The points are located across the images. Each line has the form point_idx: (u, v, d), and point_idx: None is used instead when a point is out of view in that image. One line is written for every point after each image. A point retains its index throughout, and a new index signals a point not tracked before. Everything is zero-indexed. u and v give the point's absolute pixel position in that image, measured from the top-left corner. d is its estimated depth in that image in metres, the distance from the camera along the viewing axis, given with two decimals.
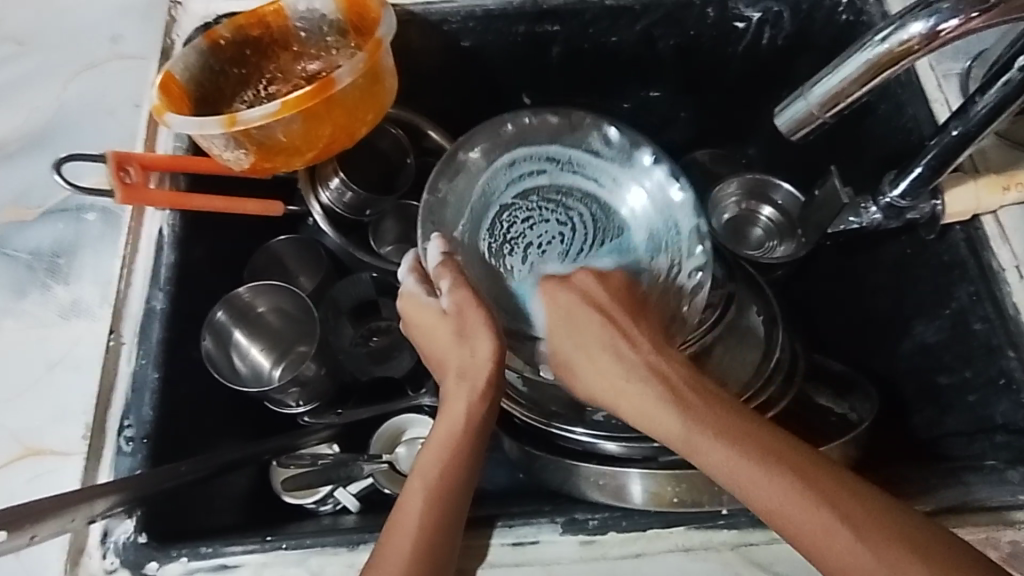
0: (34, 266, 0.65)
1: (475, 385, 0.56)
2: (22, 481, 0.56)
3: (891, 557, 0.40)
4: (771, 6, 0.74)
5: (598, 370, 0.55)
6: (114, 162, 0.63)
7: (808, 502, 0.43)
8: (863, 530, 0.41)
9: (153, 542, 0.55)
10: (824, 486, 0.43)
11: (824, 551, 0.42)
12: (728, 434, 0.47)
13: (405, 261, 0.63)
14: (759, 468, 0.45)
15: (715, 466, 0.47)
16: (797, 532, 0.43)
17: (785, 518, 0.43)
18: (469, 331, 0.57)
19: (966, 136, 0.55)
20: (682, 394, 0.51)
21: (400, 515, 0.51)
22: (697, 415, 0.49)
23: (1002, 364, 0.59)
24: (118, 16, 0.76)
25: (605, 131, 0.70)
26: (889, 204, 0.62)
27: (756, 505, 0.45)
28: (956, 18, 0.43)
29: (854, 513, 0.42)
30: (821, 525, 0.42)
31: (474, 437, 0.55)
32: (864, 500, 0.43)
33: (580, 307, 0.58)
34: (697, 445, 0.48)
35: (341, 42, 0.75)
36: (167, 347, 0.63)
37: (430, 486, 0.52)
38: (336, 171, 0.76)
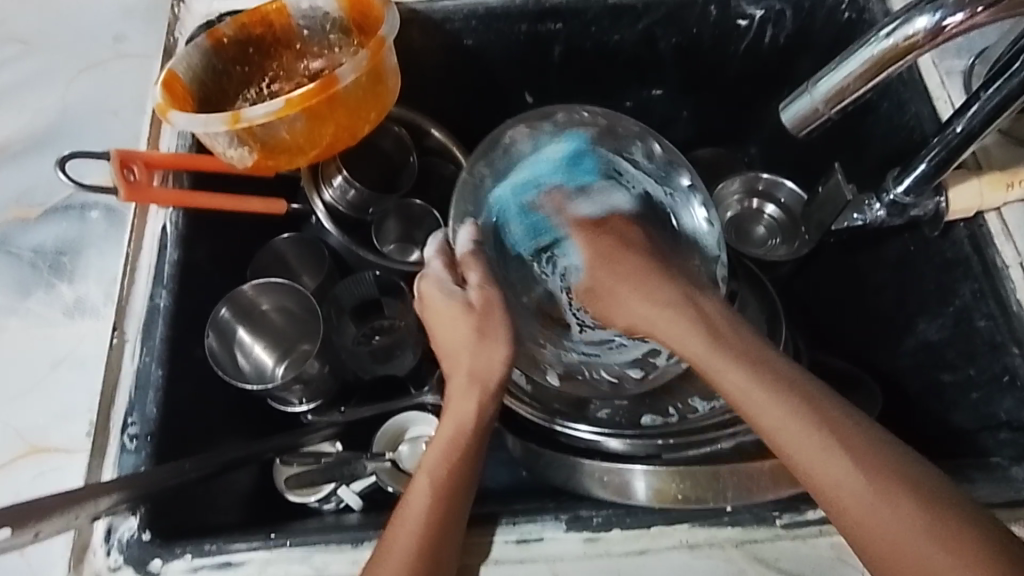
0: (38, 265, 0.66)
1: (486, 386, 0.56)
2: (27, 479, 0.57)
3: (877, 483, 0.43)
4: (773, 5, 0.74)
5: (631, 302, 0.57)
6: (119, 161, 0.63)
7: (818, 436, 0.45)
8: (867, 464, 0.44)
9: (157, 540, 0.55)
10: (838, 427, 0.46)
11: (814, 467, 0.45)
12: (745, 360, 0.50)
13: (432, 244, 0.63)
14: (780, 399, 0.47)
15: (731, 390, 0.49)
16: (802, 458, 0.45)
17: (794, 445, 0.46)
18: (489, 332, 0.57)
19: (969, 133, 0.55)
20: (712, 325, 0.53)
21: (405, 510, 0.51)
22: (723, 344, 0.51)
23: (1006, 361, 0.59)
24: (122, 16, 0.76)
25: (651, 146, 0.67)
26: (892, 201, 0.61)
27: (758, 424, 0.48)
28: (961, 12, 0.43)
29: (852, 443, 0.45)
30: (818, 446, 0.45)
31: (480, 437, 0.55)
32: (866, 434, 0.45)
33: (618, 249, 0.60)
34: (716, 369, 0.50)
35: (343, 40, 0.75)
36: (171, 345, 0.62)
37: (436, 485, 0.52)
38: (339, 170, 0.77)
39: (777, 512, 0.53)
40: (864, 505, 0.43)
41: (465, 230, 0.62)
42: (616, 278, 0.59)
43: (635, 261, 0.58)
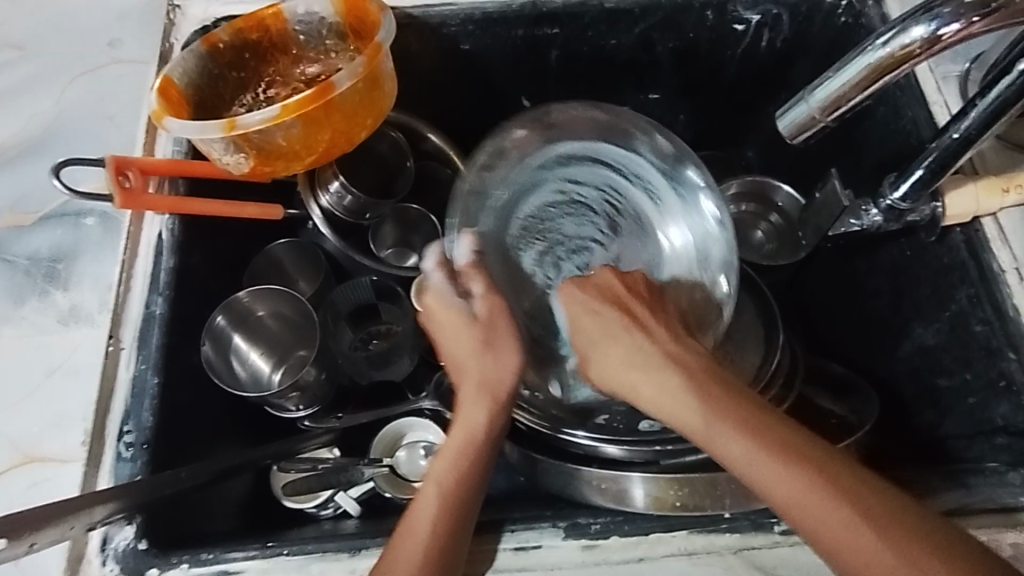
0: (33, 272, 0.65)
1: (495, 395, 0.57)
2: (22, 488, 0.56)
3: (912, 556, 0.41)
4: (770, 9, 0.74)
5: (616, 365, 0.57)
6: (114, 166, 0.63)
7: (839, 512, 0.43)
8: (896, 543, 0.42)
9: (153, 549, 0.54)
10: (855, 497, 0.44)
11: (843, 547, 0.43)
12: (746, 427, 0.48)
13: (428, 251, 0.63)
14: (789, 477, 0.45)
15: (733, 460, 0.48)
16: (826, 538, 0.43)
17: (811, 523, 0.44)
18: (496, 341, 0.59)
19: (966, 139, 0.55)
20: (707, 389, 0.51)
21: (412, 522, 0.51)
22: (720, 413, 0.50)
23: (1002, 366, 0.59)
24: (117, 20, 0.76)
25: (656, 140, 0.69)
26: (890, 206, 0.62)
27: (771, 500, 0.46)
28: (957, 22, 0.43)
29: (876, 515, 0.43)
30: (841, 520, 0.43)
31: (489, 445, 0.56)
32: (887, 502, 0.43)
33: (603, 308, 0.60)
34: (716, 440, 0.49)
35: (340, 45, 0.75)
36: (167, 352, 0.62)
37: (444, 494, 0.52)
38: (336, 175, 0.77)
39: (774, 519, 0.53)
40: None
41: (465, 241, 0.64)
42: (606, 339, 0.58)
43: (620, 321, 0.58)
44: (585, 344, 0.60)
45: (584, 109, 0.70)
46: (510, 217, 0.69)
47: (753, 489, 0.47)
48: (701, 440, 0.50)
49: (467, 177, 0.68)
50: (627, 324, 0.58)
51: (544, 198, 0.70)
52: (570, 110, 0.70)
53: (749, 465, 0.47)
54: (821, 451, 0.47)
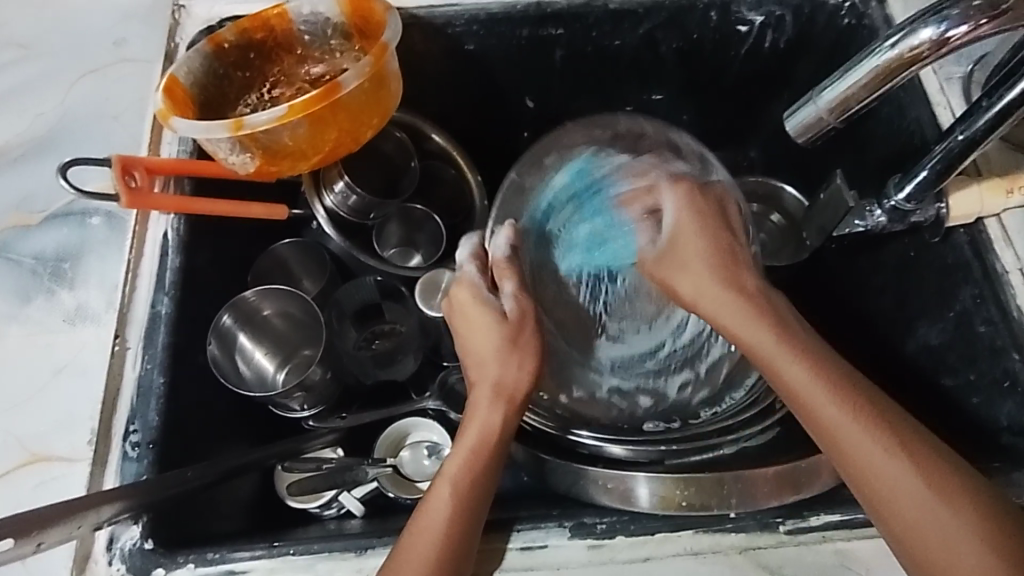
0: (39, 272, 0.65)
1: (512, 398, 0.56)
2: (28, 487, 0.56)
3: (934, 486, 0.48)
4: (773, 10, 0.75)
5: (695, 275, 0.57)
6: (119, 166, 0.63)
7: (884, 442, 0.49)
8: (923, 470, 0.48)
9: (160, 548, 0.54)
10: (898, 430, 0.50)
11: (872, 471, 0.49)
12: (809, 358, 0.52)
13: (466, 245, 0.63)
14: (847, 409, 0.50)
15: (793, 383, 0.52)
16: (865, 460, 0.49)
17: (854, 447, 0.49)
18: (519, 344, 0.57)
19: (971, 140, 0.55)
20: (784, 322, 0.54)
21: (425, 515, 0.52)
22: (795, 342, 0.53)
23: (1007, 365, 0.60)
24: (121, 20, 0.76)
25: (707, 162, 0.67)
26: (894, 207, 0.62)
27: (815, 422, 0.51)
28: (965, 24, 0.43)
29: (911, 449, 0.49)
30: (879, 447, 0.49)
31: (501, 448, 0.55)
32: (921, 439, 0.49)
33: (708, 220, 0.59)
34: (779, 364, 0.52)
35: (344, 45, 0.75)
36: (173, 351, 0.62)
37: (457, 494, 0.52)
38: (341, 175, 0.77)
39: (780, 518, 0.54)
40: (919, 507, 0.47)
41: (504, 232, 0.61)
42: (690, 255, 0.58)
43: (719, 240, 0.58)
44: (670, 247, 0.59)
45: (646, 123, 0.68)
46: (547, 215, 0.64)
47: (797, 410, 0.52)
48: (766, 363, 0.53)
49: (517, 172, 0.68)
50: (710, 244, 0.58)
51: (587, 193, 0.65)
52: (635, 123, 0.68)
53: (808, 387, 0.51)
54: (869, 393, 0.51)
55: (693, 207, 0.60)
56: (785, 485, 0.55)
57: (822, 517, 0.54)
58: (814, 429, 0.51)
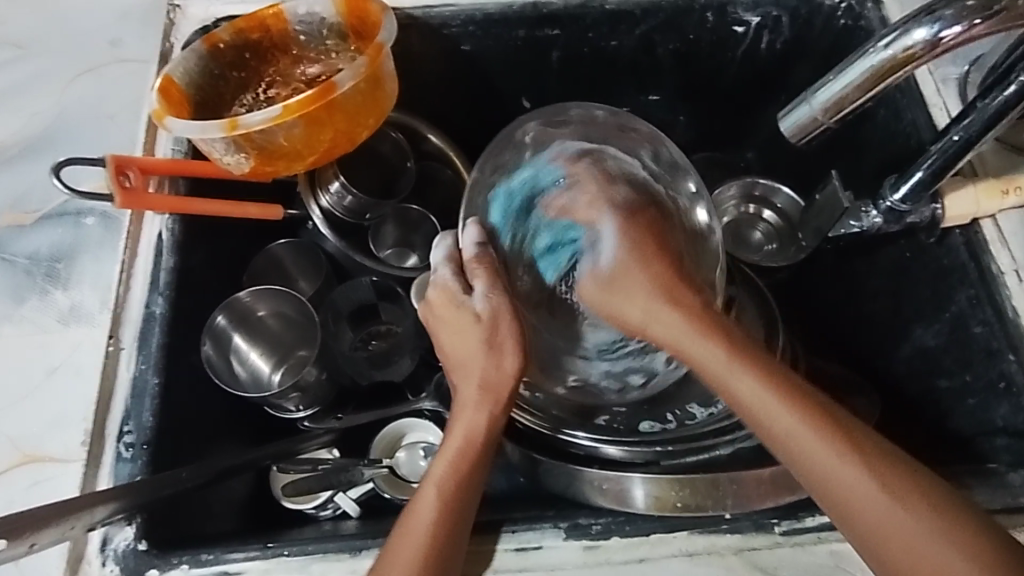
0: (33, 272, 0.65)
1: (495, 395, 0.56)
2: (21, 488, 0.56)
3: (897, 492, 0.46)
4: (770, 11, 0.75)
5: (638, 300, 0.56)
6: (113, 166, 0.62)
7: (844, 453, 0.47)
8: (886, 478, 0.46)
9: (154, 549, 0.54)
10: (857, 439, 0.48)
11: (831, 483, 0.47)
12: (759, 372, 0.51)
13: (440, 246, 0.61)
14: (804, 424, 0.48)
15: (743, 398, 0.50)
16: (821, 473, 0.47)
17: (808, 458, 0.48)
18: (499, 344, 0.57)
19: (967, 141, 0.55)
20: (733, 338, 0.53)
21: (411, 518, 0.51)
22: (745, 360, 0.51)
23: (1003, 367, 0.60)
24: (118, 20, 0.76)
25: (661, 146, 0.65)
26: (890, 208, 0.62)
27: (767, 435, 0.49)
28: (958, 25, 0.43)
29: (869, 457, 0.47)
30: (835, 459, 0.47)
31: (489, 447, 0.55)
32: (878, 446, 0.48)
33: (644, 238, 0.58)
34: (728, 378, 0.51)
35: (340, 45, 0.75)
36: (167, 352, 0.62)
37: (444, 495, 0.52)
38: (336, 175, 0.77)
39: (775, 519, 0.54)
40: (881, 515, 0.46)
41: (472, 228, 0.60)
42: (635, 279, 0.57)
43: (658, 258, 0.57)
44: (611, 273, 0.58)
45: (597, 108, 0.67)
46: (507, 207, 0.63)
47: (749, 423, 0.51)
48: (714, 379, 0.52)
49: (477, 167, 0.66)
50: (652, 267, 0.57)
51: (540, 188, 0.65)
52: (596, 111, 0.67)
53: (757, 401, 0.50)
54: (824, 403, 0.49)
55: (634, 230, 0.59)
56: (782, 486, 0.56)
57: (818, 517, 0.54)
58: (766, 441, 0.50)
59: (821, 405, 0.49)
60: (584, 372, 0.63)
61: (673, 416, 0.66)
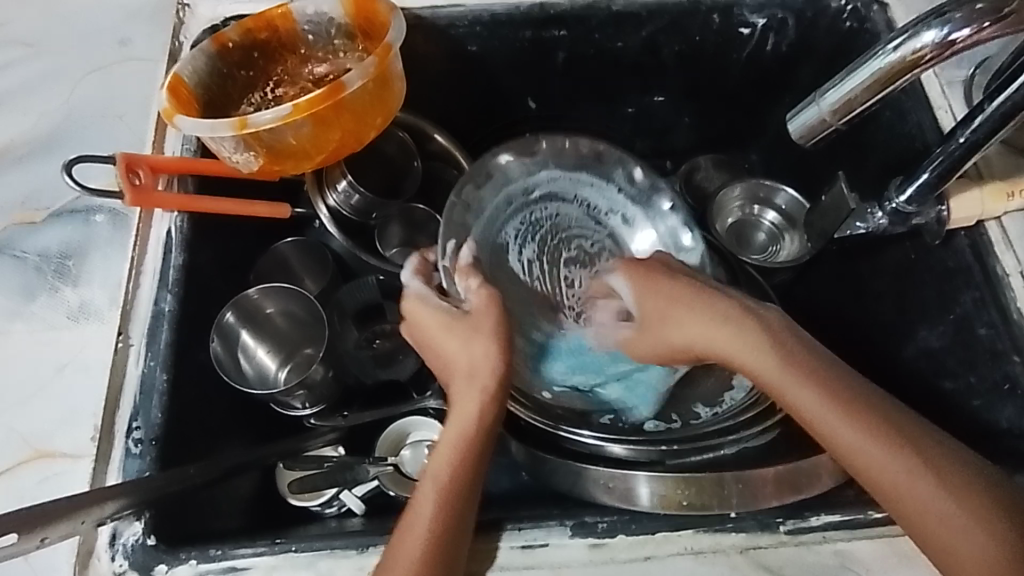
0: (43, 269, 0.65)
1: (483, 387, 0.57)
2: (32, 484, 0.56)
3: (966, 501, 0.47)
4: (776, 13, 0.75)
5: (672, 329, 0.58)
6: (124, 164, 0.63)
7: (908, 460, 0.48)
8: (936, 479, 0.47)
9: (163, 545, 0.54)
10: (918, 445, 0.48)
11: (904, 495, 0.48)
12: (822, 383, 0.51)
13: (410, 261, 0.65)
14: (859, 425, 0.49)
15: (805, 409, 0.51)
16: (895, 484, 0.48)
17: (879, 470, 0.48)
18: (483, 331, 0.58)
19: (973, 143, 0.55)
20: (777, 340, 0.54)
21: (411, 516, 0.52)
22: (800, 363, 0.52)
23: (1007, 368, 0.60)
24: (126, 19, 0.76)
25: (631, 170, 0.74)
26: (895, 209, 0.62)
27: (835, 449, 0.50)
28: (968, 27, 0.43)
29: (936, 467, 0.48)
30: (905, 471, 0.48)
31: (485, 439, 0.55)
32: (945, 455, 0.48)
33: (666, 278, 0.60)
34: (788, 389, 0.52)
35: (348, 45, 0.75)
36: (176, 349, 0.62)
37: (442, 489, 0.52)
38: (344, 173, 0.77)
39: (780, 518, 0.54)
40: (954, 526, 0.46)
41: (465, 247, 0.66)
42: (660, 313, 0.58)
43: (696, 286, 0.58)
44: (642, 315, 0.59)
45: (567, 141, 0.74)
46: (497, 231, 0.71)
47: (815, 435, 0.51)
48: (774, 391, 0.53)
49: (457, 194, 0.69)
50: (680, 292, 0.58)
51: (524, 216, 0.73)
52: (568, 143, 0.74)
53: (821, 415, 0.50)
54: (890, 412, 0.50)
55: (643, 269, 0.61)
56: (784, 486, 0.56)
57: (823, 517, 0.54)
58: (836, 456, 0.50)
59: (872, 402, 0.50)
60: (580, 381, 0.68)
61: (676, 415, 0.68)
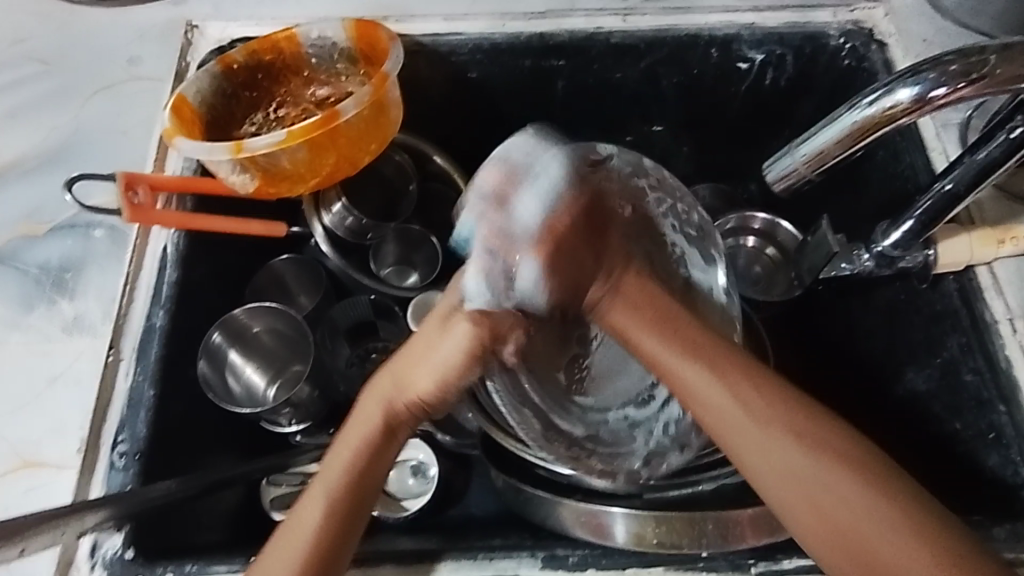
0: (42, 281, 0.67)
1: (393, 401, 0.56)
2: (18, 492, 0.58)
3: (879, 513, 0.46)
4: (774, 49, 0.76)
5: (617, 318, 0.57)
6: (124, 182, 0.66)
7: (812, 463, 0.48)
8: (867, 499, 0.46)
9: (139, 558, 0.56)
10: (826, 447, 0.48)
11: (796, 500, 0.48)
12: (713, 365, 0.52)
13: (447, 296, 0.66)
14: (749, 404, 0.50)
15: (689, 388, 0.52)
16: (792, 483, 0.48)
17: (770, 469, 0.49)
18: (434, 348, 0.55)
19: (957, 192, 0.57)
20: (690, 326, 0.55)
21: (299, 516, 0.52)
22: (690, 343, 0.53)
23: (992, 417, 0.59)
24: (137, 38, 0.78)
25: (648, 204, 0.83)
26: (881, 253, 0.64)
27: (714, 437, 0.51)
28: (943, 87, 0.44)
29: (846, 477, 0.47)
30: (801, 479, 0.48)
31: (385, 446, 0.55)
32: (860, 462, 0.47)
33: (575, 251, 0.57)
34: (676, 370, 0.53)
35: (350, 69, 0.77)
36: (165, 364, 0.64)
37: (334, 495, 0.53)
38: (339, 197, 0.80)
39: (752, 560, 0.54)
40: (867, 535, 0.46)
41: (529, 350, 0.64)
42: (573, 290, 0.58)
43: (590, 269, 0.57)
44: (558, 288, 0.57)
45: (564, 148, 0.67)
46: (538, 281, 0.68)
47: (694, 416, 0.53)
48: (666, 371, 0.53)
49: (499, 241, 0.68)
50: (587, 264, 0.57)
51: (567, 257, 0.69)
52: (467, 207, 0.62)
53: (702, 396, 0.51)
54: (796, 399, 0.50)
55: (565, 252, 0.56)
56: (761, 526, 0.55)
57: (795, 560, 0.54)
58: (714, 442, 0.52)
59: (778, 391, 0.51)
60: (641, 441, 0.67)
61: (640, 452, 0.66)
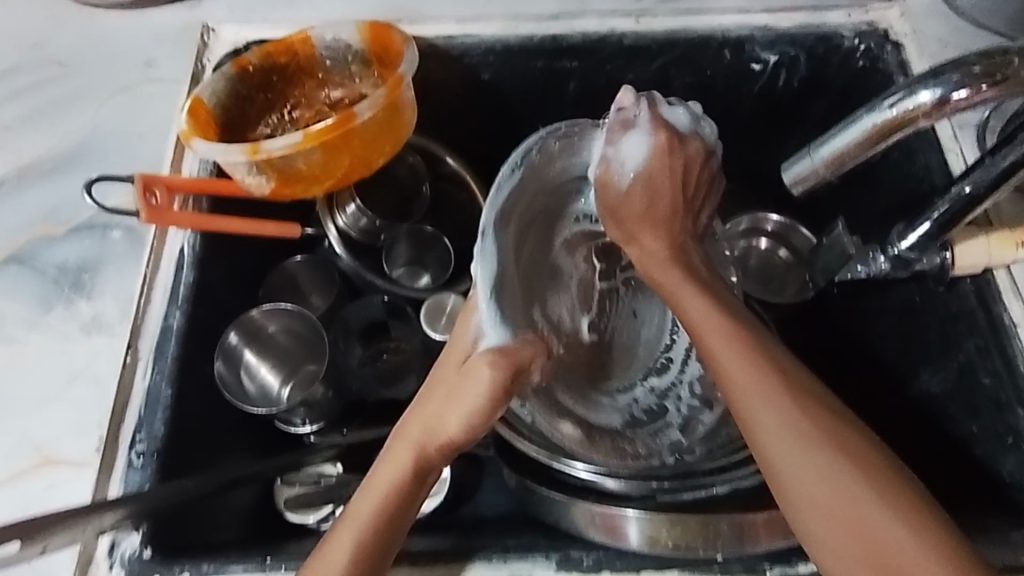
0: (60, 281, 0.67)
1: (422, 445, 0.53)
2: (38, 490, 0.58)
3: (902, 517, 0.47)
4: (788, 50, 0.75)
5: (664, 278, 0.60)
6: (141, 183, 0.67)
7: (839, 463, 0.49)
8: (889, 501, 0.48)
9: (157, 556, 0.56)
10: (852, 448, 0.50)
11: (822, 500, 0.49)
12: (755, 355, 0.54)
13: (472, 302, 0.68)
14: (786, 396, 0.52)
15: (730, 377, 0.53)
16: (820, 481, 0.49)
17: (800, 466, 0.50)
18: (457, 390, 0.51)
19: (975, 195, 0.56)
20: (732, 320, 0.56)
21: (332, 543, 0.53)
22: (734, 334, 0.55)
23: (1010, 420, 0.59)
24: (153, 40, 0.79)
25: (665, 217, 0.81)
26: (897, 255, 0.63)
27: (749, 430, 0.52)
28: (964, 89, 0.43)
29: (870, 480, 0.49)
30: (829, 479, 0.49)
31: (416, 486, 0.54)
32: (881, 464, 0.49)
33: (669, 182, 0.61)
34: (719, 357, 0.54)
35: (363, 71, 0.77)
36: (181, 363, 0.64)
37: (365, 530, 0.53)
38: (352, 198, 0.80)
39: (767, 563, 0.54)
40: (890, 538, 0.47)
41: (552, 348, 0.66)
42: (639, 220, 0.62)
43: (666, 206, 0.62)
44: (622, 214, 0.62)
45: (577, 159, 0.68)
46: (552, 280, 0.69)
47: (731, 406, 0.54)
48: (710, 356, 0.55)
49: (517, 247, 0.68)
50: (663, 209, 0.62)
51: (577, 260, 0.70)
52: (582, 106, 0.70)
53: (743, 386, 0.52)
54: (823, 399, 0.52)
55: (660, 180, 0.61)
56: (776, 529, 0.55)
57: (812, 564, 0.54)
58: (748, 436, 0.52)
59: (810, 389, 0.52)
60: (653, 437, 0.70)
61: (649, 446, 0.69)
